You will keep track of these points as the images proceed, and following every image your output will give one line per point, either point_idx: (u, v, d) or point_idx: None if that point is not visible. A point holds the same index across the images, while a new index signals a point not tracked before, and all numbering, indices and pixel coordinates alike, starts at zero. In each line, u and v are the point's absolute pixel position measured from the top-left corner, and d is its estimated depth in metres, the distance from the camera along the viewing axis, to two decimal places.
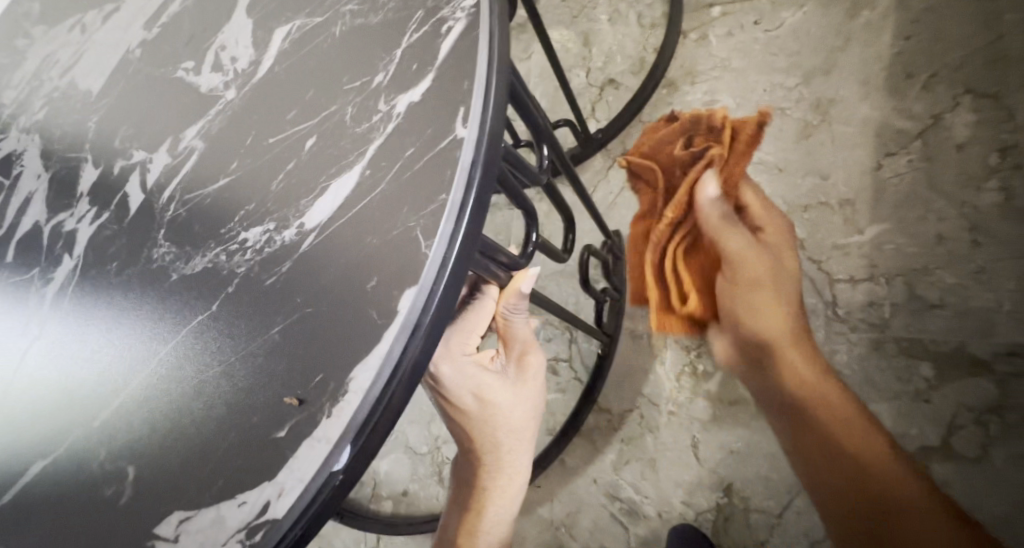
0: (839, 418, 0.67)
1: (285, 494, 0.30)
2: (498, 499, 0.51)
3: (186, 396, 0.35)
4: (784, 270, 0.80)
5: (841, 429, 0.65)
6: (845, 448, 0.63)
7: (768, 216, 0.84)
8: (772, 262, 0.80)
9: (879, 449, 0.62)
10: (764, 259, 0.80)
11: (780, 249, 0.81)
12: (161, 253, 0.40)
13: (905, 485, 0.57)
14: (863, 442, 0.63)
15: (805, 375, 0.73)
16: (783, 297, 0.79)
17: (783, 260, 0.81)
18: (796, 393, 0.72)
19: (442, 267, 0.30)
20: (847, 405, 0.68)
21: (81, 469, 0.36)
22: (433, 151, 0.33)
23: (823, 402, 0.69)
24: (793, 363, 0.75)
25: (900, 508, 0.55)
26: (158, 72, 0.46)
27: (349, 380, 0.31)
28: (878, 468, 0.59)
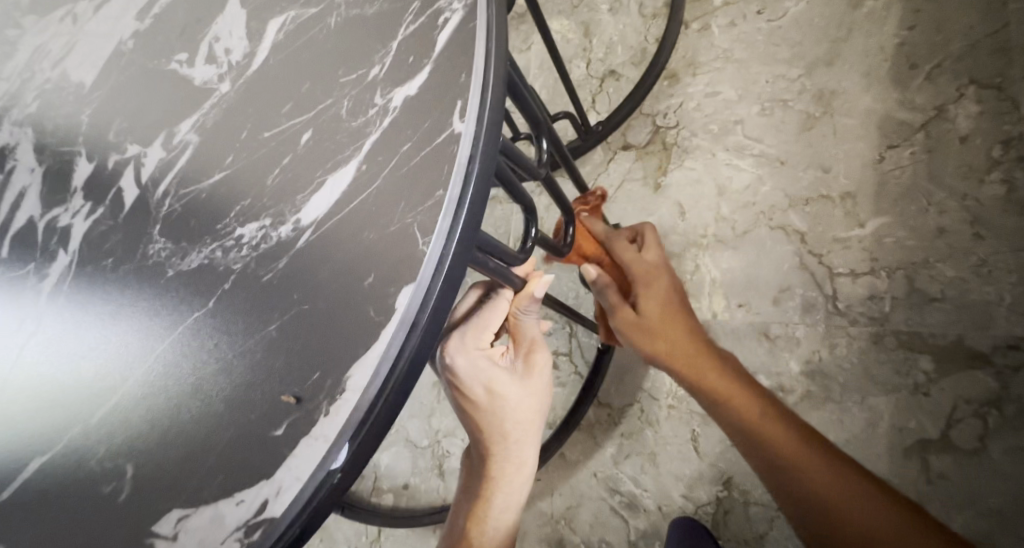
0: (742, 404, 0.53)
1: (283, 492, 0.30)
2: (504, 493, 0.49)
3: (184, 393, 0.34)
4: (650, 316, 0.61)
5: (748, 414, 0.52)
6: (761, 446, 0.50)
7: (640, 258, 0.64)
8: (652, 313, 0.61)
9: (799, 445, 0.49)
10: (651, 281, 0.63)
11: (645, 292, 0.62)
12: (157, 249, 0.40)
13: (831, 480, 0.46)
14: (762, 416, 0.52)
15: (691, 358, 0.57)
16: (667, 326, 0.59)
17: (648, 308, 0.61)
18: (734, 419, 0.53)
19: (439, 263, 0.30)
20: (750, 396, 0.53)
21: (80, 466, 0.35)
22: (431, 146, 0.33)
23: (733, 403, 0.53)
24: (682, 353, 0.58)
25: (850, 516, 0.44)
26: (151, 65, 0.45)
27: (347, 378, 0.30)
28: (844, 493, 0.46)
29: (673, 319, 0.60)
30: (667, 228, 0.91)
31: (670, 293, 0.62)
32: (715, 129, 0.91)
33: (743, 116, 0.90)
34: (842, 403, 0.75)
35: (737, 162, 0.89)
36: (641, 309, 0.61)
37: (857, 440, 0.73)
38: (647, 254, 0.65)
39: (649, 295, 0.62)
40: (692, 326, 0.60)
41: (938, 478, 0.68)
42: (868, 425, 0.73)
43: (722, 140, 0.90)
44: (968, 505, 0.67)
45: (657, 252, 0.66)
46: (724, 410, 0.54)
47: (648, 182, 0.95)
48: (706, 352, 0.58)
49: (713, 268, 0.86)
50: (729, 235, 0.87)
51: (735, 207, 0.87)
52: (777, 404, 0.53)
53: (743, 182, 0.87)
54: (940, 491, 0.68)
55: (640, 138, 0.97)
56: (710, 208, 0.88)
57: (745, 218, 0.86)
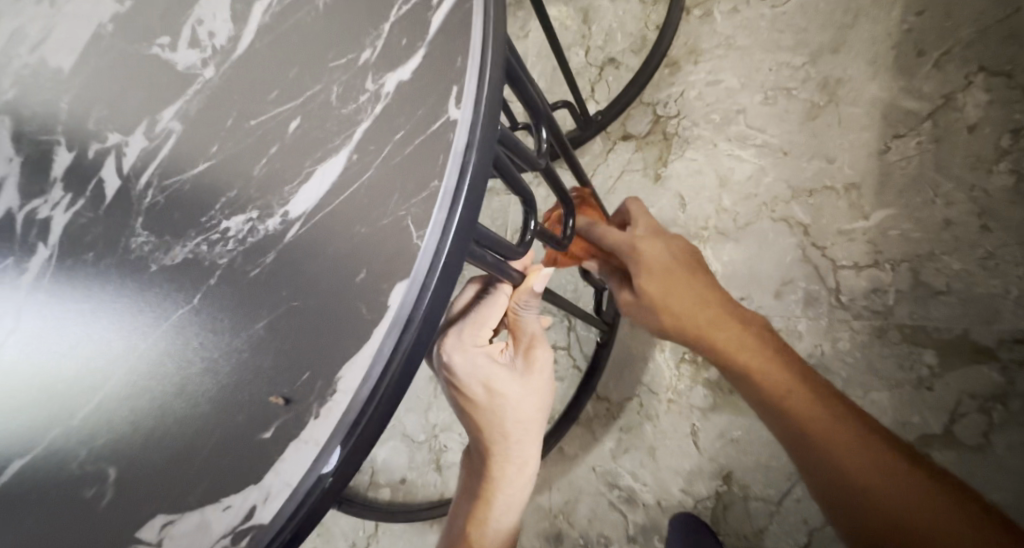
0: (775, 383, 0.53)
1: (271, 498, 0.29)
2: (506, 492, 0.48)
3: (169, 394, 0.33)
4: (656, 294, 0.60)
5: (783, 394, 0.52)
6: (796, 425, 0.51)
7: (619, 238, 0.62)
8: (652, 290, 0.60)
9: (838, 424, 0.49)
10: (638, 251, 0.61)
11: (638, 269, 0.61)
12: (139, 242, 0.38)
13: (872, 456, 0.47)
14: (800, 394, 0.52)
15: (720, 334, 0.57)
16: (671, 298, 0.59)
17: (648, 285, 0.60)
18: (767, 396, 0.53)
19: (434, 258, 0.29)
20: (785, 374, 0.53)
21: (61, 469, 0.34)
22: (425, 134, 0.31)
23: (767, 380, 0.53)
24: (699, 330, 0.58)
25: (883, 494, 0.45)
26: (132, 49, 0.43)
27: (337, 379, 0.29)
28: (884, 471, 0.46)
29: (676, 289, 0.59)
30: (667, 219, 0.90)
31: (663, 259, 0.60)
32: (717, 119, 0.89)
33: (746, 105, 0.88)
34: (844, 397, 0.74)
35: (739, 153, 0.87)
36: (642, 290, 0.61)
37: None
38: (623, 233, 0.62)
39: (639, 266, 0.61)
40: (698, 294, 0.59)
41: None
42: (870, 420, 0.73)
43: (724, 130, 0.89)
44: None
45: (637, 225, 0.64)
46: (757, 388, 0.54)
47: (648, 173, 0.93)
48: (731, 326, 0.57)
49: (714, 261, 0.85)
50: (731, 227, 0.85)
51: (737, 198, 0.86)
52: (814, 379, 0.53)
53: (745, 173, 0.86)
54: None
55: (640, 128, 0.95)
56: (711, 200, 0.87)
57: (747, 210, 0.84)
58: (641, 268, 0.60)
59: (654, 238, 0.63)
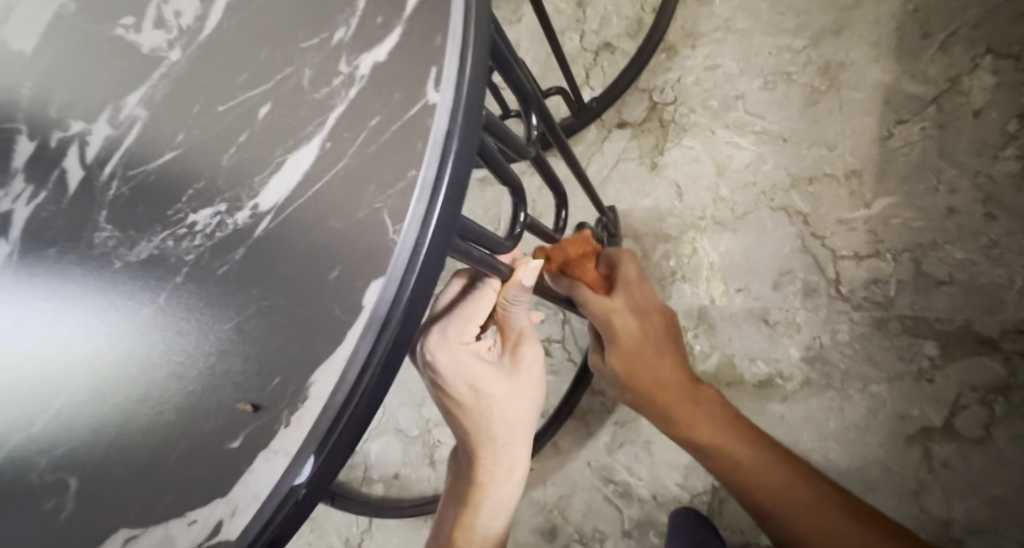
0: (745, 462, 0.58)
1: (240, 512, 0.28)
2: (494, 497, 0.46)
3: (132, 400, 0.31)
4: (620, 371, 0.64)
5: (753, 472, 0.57)
6: (766, 501, 0.56)
7: (597, 308, 0.63)
8: (617, 365, 0.64)
9: (804, 499, 0.55)
10: (615, 325, 0.63)
11: (609, 346, 0.64)
12: (103, 238, 0.35)
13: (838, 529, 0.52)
14: (770, 471, 0.57)
15: (684, 412, 0.61)
16: (632, 376, 0.63)
17: (615, 360, 0.64)
18: (735, 472, 0.58)
19: (413, 255, 0.27)
20: (756, 454, 0.58)
21: (20, 479, 0.32)
22: (403, 120, 0.29)
23: (737, 459, 0.58)
24: (660, 410, 0.62)
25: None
26: (93, 30, 0.39)
27: (309, 384, 0.27)
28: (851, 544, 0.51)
29: (639, 370, 0.63)
30: (664, 209, 0.88)
31: (630, 341, 0.63)
32: (715, 105, 0.87)
33: (745, 91, 0.85)
34: (843, 389, 0.73)
35: (737, 140, 0.85)
36: (610, 360, 0.65)
37: (857, 427, 0.72)
38: (601, 304, 0.63)
39: (611, 340, 0.63)
40: (660, 372, 0.62)
41: (939, 465, 0.67)
42: (870, 412, 0.71)
43: (722, 116, 0.86)
44: (970, 493, 0.65)
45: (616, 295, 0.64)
46: (727, 464, 0.59)
47: (644, 161, 0.91)
48: (698, 406, 0.61)
49: (711, 252, 0.83)
50: (728, 217, 0.83)
51: (735, 187, 0.84)
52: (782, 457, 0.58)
53: (744, 160, 0.84)
54: (941, 479, 0.67)
55: (636, 115, 0.92)
56: (708, 189, 0.85)
57: (745, 199, 0.83)
58: (617, 341, 0.63)
59: (631, 310, 0.64)
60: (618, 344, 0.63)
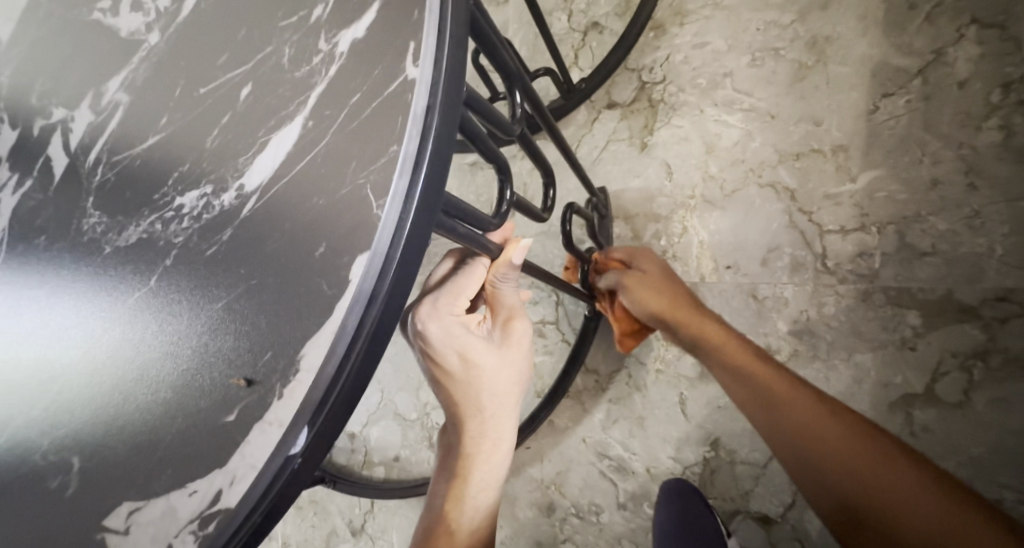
0: (762, 382, 0.56)
1: (237, 482, 0.28)
2: (483, 468, 0.47)
3: (128, 379, 0.31)
4: (659, 279, 0.70)
5: (764, 389, 0.55)
6: (783, 417, 0.53)
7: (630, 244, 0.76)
8: (653, 272, 0.71)
9: (823, 420, 0.50)
10: (644, 254, 0.73)
11: (642, 259, 0.72)
12: (91, 224, 0.36)
13: (855, 453, 0.47)
14: (788, 395, 0.54)
15: (710, 332, 0.62)
16: (664, 282, 0.69)
17: (651, 270, 0.71)
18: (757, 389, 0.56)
19: (397, 229, 0.27)
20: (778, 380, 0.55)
21: (25, 461, 0.33)
22: (382, 96, 0.29)
23: (754, 379, 0.56)
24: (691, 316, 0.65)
25: (855, 480, 0.46)
26: (71, 15, 0.39)
27: (300, 357, 0.28)
28: (862, 463, 0.46)
29: (671, 281, 0.70)
30: (654, 189, 0.88)
31: (659, 258, 0.73)
32: (704, 83, 0.87)
33: (733, 68, 0.86)
34: (829, 360, 0.74)
35: (725, 118, 0.85)
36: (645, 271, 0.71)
37: (843, 397, 0.73)
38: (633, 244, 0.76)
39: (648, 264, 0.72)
40: (683, 290, 0.69)
41: (921, 430, 0.69)
42: (855, 382, 0.73)
43: (711, 94, 0.86)
44: (949, 455, 0.67)
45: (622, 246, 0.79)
46: (741, 379, 0.57)
47: (634, 142, 0.91)
48: (723, 325, 0.63)
49: (701, 230, 0.84)
50: (717, 195, 0.84)
51: (724, 164, 0.84)
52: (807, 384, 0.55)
53: (733, 137, 0.84)
54: (922, 443, 0.69)
55: (624, 95, 0.93)
56: (697, 167, 0.85)
57: (734, 177, 0.83)
58: (649, 260, 0.72)
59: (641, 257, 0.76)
60: (650, 261, 0.72)
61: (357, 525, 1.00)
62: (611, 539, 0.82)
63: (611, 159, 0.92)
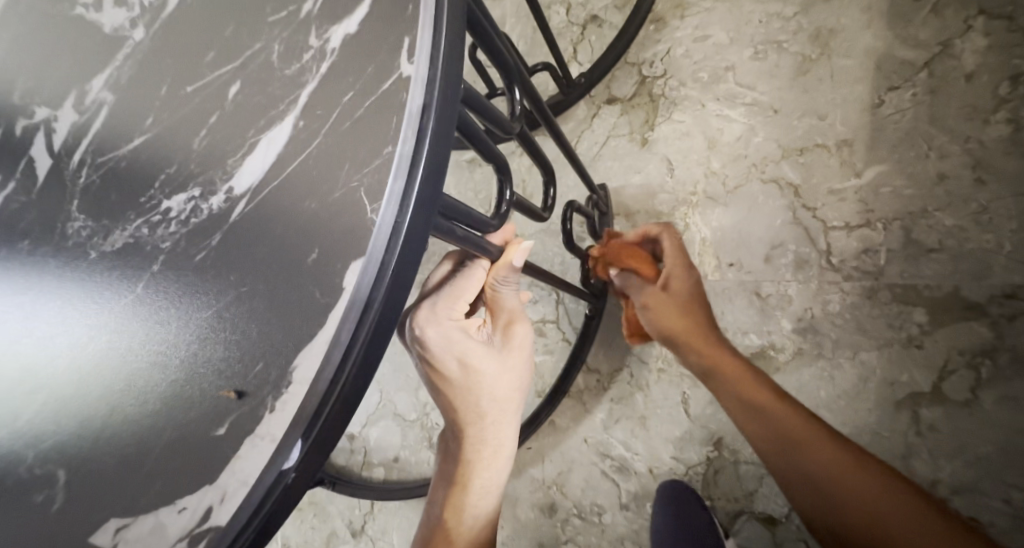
0: (771, 414, 0.54)
1: (229, 498, 0.27)
2: (482, 475, 0.46)
3: (116, 391, 0.30)
4: (678, 297, 0.67)
5: (773, 421, 0.54)
6: (792, 451, 0.52)
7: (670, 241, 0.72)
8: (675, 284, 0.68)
9: (832, 457, 0.50)
10: (681, 268, 0.69)
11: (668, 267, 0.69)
12: (76, 228, 0.34)
13: (868, 494, 0.46)
14: (797, 428, 0.53)
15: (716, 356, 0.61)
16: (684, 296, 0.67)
17: (677, 288, 0.68)
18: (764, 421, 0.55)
19: (393, 235, 0.26)
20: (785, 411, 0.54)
21: (9, 475, 0.32)
22: (376, 95, 0.28)
23: (763, 411, 0.55)
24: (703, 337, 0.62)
25: (866, 518, 0.46)
26: (53, 10, 0.38)
27: (293, 369, 0.27)
28: (876, 503, 0.46)
29: (694, 298, 0.67)
30: (655, 185, 0.87)
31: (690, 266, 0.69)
32: (705, 77, 0.86)
33: (734, 62, 0.84)
34: (834, 358, 0.73)
35: (728, 112, 0.84)
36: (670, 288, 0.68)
37: (848, 396, 0.72)
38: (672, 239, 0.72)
39: (679, 280, 0.68)
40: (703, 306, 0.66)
41: (927, 429, 0.68)
42: (860, 380, 0.72)
43: (712, 88, 0.85)
44: (957, 454, 0.66)
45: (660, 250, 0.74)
46: (749, 410, 0.56)
47: (635, 137, 0.90)
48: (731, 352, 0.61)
49: (703, 227, 0.83)
50: (719, 191, 0.83)
51: (726, 160, 0.83)
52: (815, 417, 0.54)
53: (735, 132, 0.83)
54: (929, 442, 0.68)
55: (625, 90, 0.91)
56: (699, 163, 0.84)
57: (736, 172, 0.82)
58: (681, 277, 0.68)
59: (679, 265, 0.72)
60: (683, 278, 0.68)
61: (358, 526, 1.00)
62: (614, 539, 0.81)
63: (610, 154, 0.91)
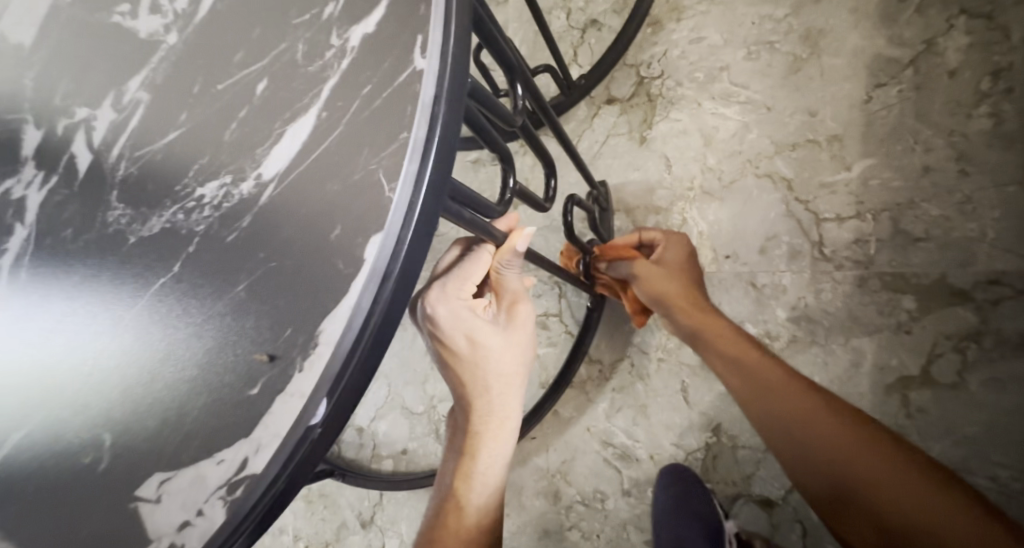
0: (780, 391, 0.55)
1: (262, 451, 0.30)
2: (489, 445, 0.49)
3: (155, 360, 0.33)
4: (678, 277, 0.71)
5: (784, 403, 0.55)
6: (796, 429, 0.53)
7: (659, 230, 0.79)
8: (671, 262, 0.74)
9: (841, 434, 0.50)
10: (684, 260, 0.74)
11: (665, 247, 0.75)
12: (115, 216, 0.38)
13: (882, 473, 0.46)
14: (810, 411, 0.53)
15: (725, 337, 0.63)
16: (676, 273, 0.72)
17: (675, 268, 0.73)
18: (766, 398, 0.56)
19: (408, 211, 0.29)
20: (787, 388, 0.56)
21: (59, 440, 0.35)
22: (392, 87, 0.31)
23: (770, 392, 0.56)
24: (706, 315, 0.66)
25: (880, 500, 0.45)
26: (92, 19, 0.41)
27: (319, 333, 0.30)
28: (888, 480, 0.45)
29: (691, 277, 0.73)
30: (653, 181, 0.90)
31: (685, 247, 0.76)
32: (701, 77, 0.89)
33: (729, 62, 0.87)
34: (827, 346, 0.76)
35: (722, 111, 0.87)
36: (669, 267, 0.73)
37: (840, 381, 0.75)
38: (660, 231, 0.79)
39: (676, 266, 0.73)
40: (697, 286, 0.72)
41: (917, 412, 0.70)
42: (853, 366, 0.74)
43: (707, 88, 0.88)
44: (946, 436, 0.68)
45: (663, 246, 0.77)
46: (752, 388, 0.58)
47: (633, 136, 0.93)
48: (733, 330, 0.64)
49: (700, 221, 0.86)
50: (716, 186, 0.85)
51: (722, 156, 0.86)
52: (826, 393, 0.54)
53: (729, 130, 0.86)
54: (919, 424, 0.70)
55: (623, 91, 0.95)
56: (695, 159, 0.87)
57: (731, 168, 0.85)
58: (678, 263, 0.74)
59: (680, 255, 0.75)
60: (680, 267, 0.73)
61: (367, 517, 1.02)
62: (617, 525, 0.83)
63: (610, 152, 0.94)
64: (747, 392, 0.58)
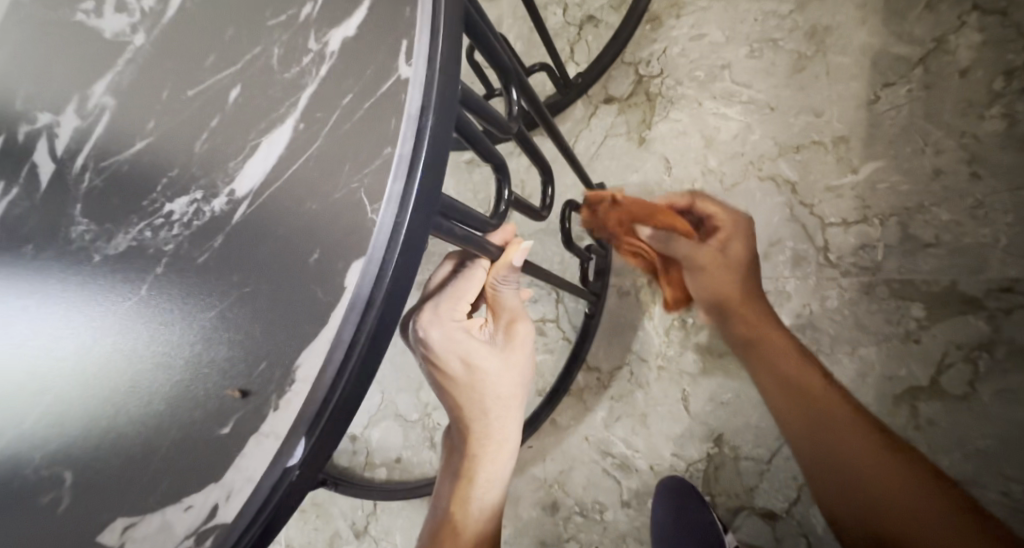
0: (808, 386, 0.59)
1: (234, 496, 0.28)
2: (488, 468, 0.46)
3: (121, 391, 0.31)
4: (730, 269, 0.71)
5: (812, 396, 0.58)
6: (811, 416, 0.57)
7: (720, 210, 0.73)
8: (732, 256, 0.71)
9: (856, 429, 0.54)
10: (740, 250, 0.71)
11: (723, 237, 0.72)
12: (79, 231, 0.35)
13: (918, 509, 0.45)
14: (861, 437, 0.53)
15: (780, 347, 0.64)
16: (728, 266, 0.71)
17: (732, 256, 0.71)
18: (792, 388, 0.60)
19: (393, 234, 0.26)
20: (818, 383, 0.59)
21: (15, 475, 0.32)
22: (374, 97, 0.28)
23: (800, 385, 0.60)
24: (759, 321, 0.67)
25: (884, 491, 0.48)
26: (54, 16, 0.38)
27: (296, 367, 0.27)
28: (891, 473, 0.49)
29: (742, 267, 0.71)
30: (653, 183, 0.87)
31: (749, 238, 0.72)
32: (702, 75, 0.86)
33: (731, 60, 0.85)
34: (832, 354, 0.74)
35: (724, 111, 0.84)
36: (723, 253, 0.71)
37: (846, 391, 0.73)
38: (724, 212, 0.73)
39: (732, 253, 0.71)
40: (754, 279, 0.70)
41: (926, 423, 0.68)
42: (859, 375, 0.73)
43: (709, 87, 0.86)
44: (956, 448, 0.67)
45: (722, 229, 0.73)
46: (783, 376, 0.62)
47: (632, 137, 0.90)
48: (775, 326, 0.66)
49: None
50: (717, 189, 0.83)
51: (723, 158, 0.83)
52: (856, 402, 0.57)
53: (731, 131, 0.83)
54: (928, 436, 0.68)
55: (622, 89, 0.92)
56: (696, 161, 0.85)
57: (733, 170, 0.82)
58: (737, 251, 0.71)
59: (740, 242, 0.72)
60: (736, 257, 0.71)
61: (360, 527, 1.00)
62: (616, 537, 0.81)
63: (609, 153, 0.92)
64: (777, 381, 0.62)
